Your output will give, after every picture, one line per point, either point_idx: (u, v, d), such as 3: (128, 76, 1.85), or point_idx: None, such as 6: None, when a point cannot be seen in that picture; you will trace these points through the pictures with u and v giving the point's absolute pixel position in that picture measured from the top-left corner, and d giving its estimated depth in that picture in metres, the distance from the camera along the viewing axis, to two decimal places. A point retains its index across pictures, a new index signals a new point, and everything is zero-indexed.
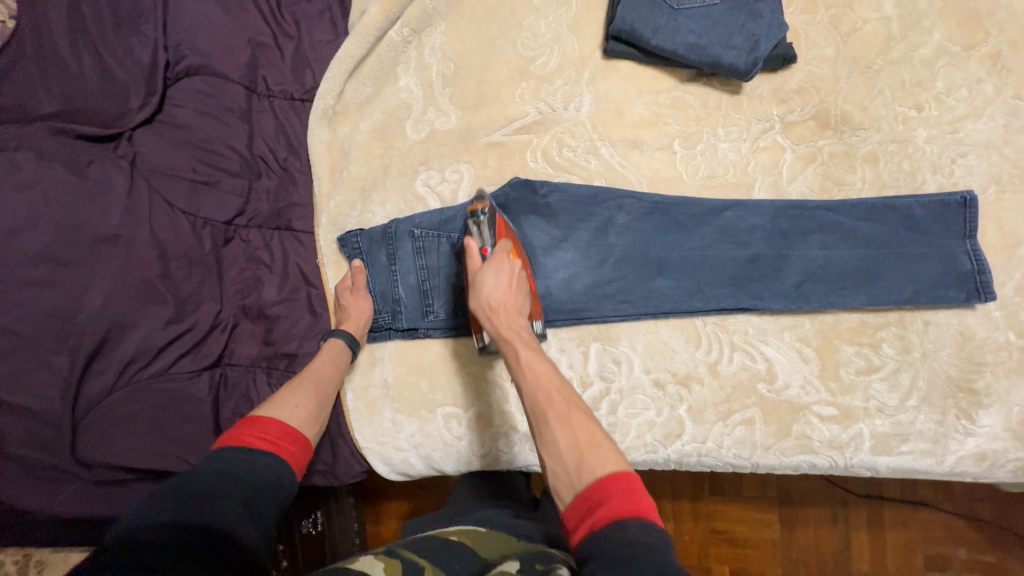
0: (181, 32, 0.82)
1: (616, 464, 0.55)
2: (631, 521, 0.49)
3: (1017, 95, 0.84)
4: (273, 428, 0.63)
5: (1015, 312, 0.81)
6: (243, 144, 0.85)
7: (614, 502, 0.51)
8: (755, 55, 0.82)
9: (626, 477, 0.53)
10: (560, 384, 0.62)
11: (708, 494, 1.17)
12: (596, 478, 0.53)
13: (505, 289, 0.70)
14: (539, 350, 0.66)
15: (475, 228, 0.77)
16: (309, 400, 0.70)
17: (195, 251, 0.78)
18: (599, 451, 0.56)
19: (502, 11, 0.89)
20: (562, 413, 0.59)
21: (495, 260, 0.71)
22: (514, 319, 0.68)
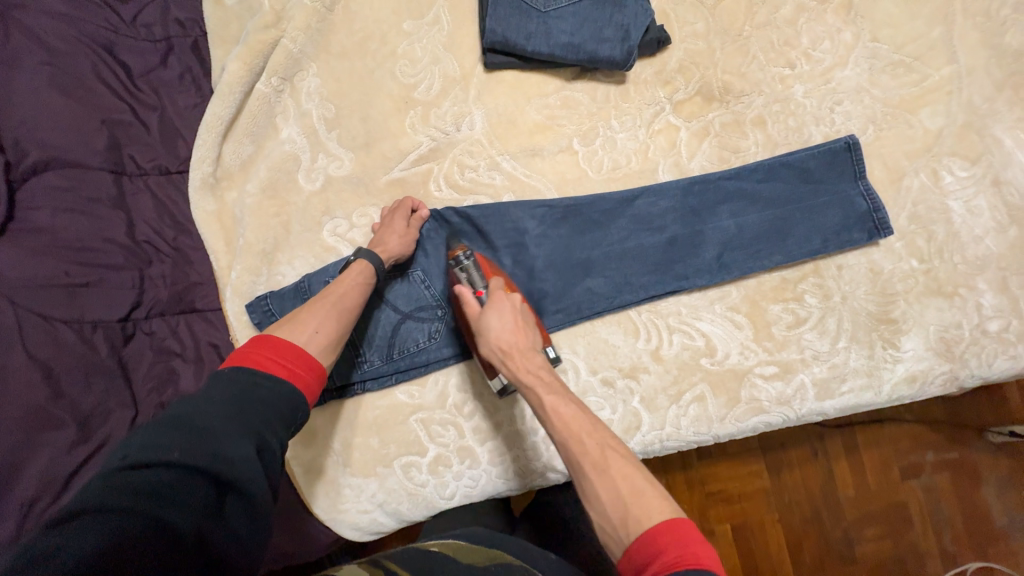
0: (17, 126, 0.73)
1: (663, 509, 0.53)
2: (687, 570, 0.48)
3: (874, 38, 0.90)
4: (291, 352, 0.63)
5: (913, 240, 0.86)
6: (122, 233, 0.78)
7: (670, 552, 0.50)
8: (628, 44, 0.83)
9: (675, 522, 0.52)
10: (590, 426, 0.61)
11: (697, 460, 1.19)
12: (643, 530, 0.52)
13: (514, 333, 0.68)
14: (564, 393, 0.65)
15: (463, 272, 0.76)
16: (331, 323, 0.69)
17: (89, 360, 0.71)
18: (644, 489, 0.55)
19: (373, 42, 0.86)
20: (603, 459, 0.58)
21: (495, 301, 0.70)
22: (533, 362, 0.67)
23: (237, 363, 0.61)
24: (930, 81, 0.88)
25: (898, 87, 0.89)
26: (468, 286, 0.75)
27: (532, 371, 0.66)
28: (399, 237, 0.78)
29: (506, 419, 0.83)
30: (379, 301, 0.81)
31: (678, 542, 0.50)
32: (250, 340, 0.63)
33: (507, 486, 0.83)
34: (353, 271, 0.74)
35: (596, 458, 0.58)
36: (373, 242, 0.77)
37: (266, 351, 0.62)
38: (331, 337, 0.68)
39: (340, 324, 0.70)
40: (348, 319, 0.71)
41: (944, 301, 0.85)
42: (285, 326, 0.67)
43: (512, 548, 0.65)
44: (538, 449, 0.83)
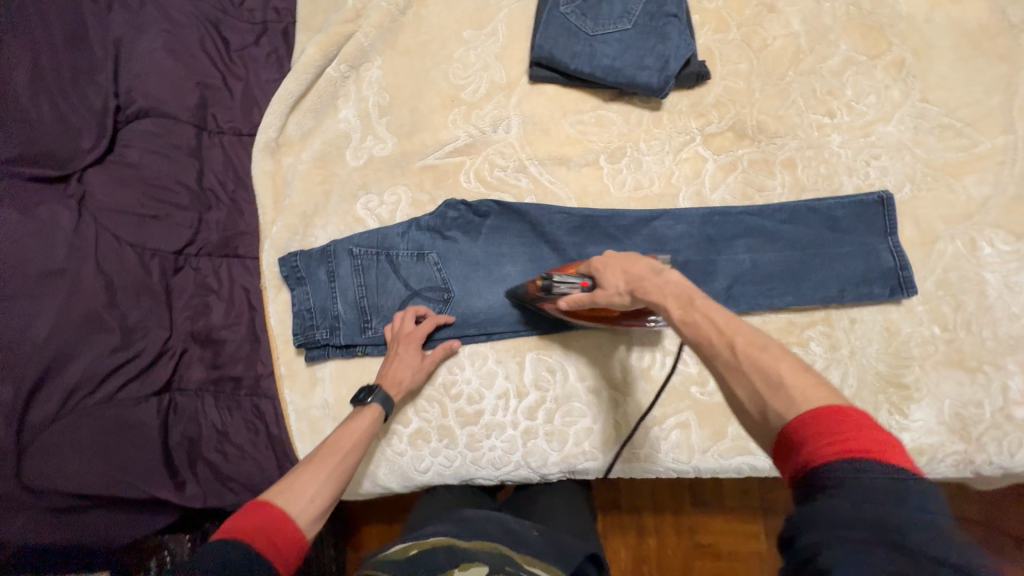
0: (132, 79, 0.87)
1: (816, 395, 0.46)
2: (869, 461, 0.41)
3: (924, 99, 0.88)
4: (278, 528, 0.58)
5: (938, 306, 0.83)
6: (192, 178, 0.90)
7: (843, 439, 0.43)
8: (666, 73, 0.86)
9: (839, 410, 0.45)
10: (726, 323, 0.53)
11: (689, 505, 1.14)
12: (795, 416, 0.45)
13: (629, 267, 0.65)
14: (692, 297, 0.57)
15: (559, 287, 0.71)
16: (329, 487, 0.66)
17: (142, 281, 0.82)
18: (793, 378, 0.48)
19: (433, 46, 0.96)
20: (738, 357, 0.51)
21: (607, 271, 0.67)
22: (666, 278, 0.60)
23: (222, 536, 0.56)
24: (981, 148, 0.86)
25: (943, 150, 0.87)
26: (573, 290, 0.71)
27: (670, 284, 0.59)
28: (416, 369, 0.83)
29: (490, 407, 0.86)
30: (394, 274, 0.87)
31: (847, 428, 0.43)
32: (244, 507, 0.59)
33: (481, 473, 0.86)
34: (364, 419, 0.76)
35: (728, 356, 0.51)
36: (387, 380, 0.81)
37: (256, 522, 0.58)
38: (323, 507, 0.65)
39: (336, 487, 0.68)
40: (343, 475, 0.69)
41: (965, 375, 0.81)
42: (281, 492, 0.63)
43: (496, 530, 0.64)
44: (514, 443, 0.85)
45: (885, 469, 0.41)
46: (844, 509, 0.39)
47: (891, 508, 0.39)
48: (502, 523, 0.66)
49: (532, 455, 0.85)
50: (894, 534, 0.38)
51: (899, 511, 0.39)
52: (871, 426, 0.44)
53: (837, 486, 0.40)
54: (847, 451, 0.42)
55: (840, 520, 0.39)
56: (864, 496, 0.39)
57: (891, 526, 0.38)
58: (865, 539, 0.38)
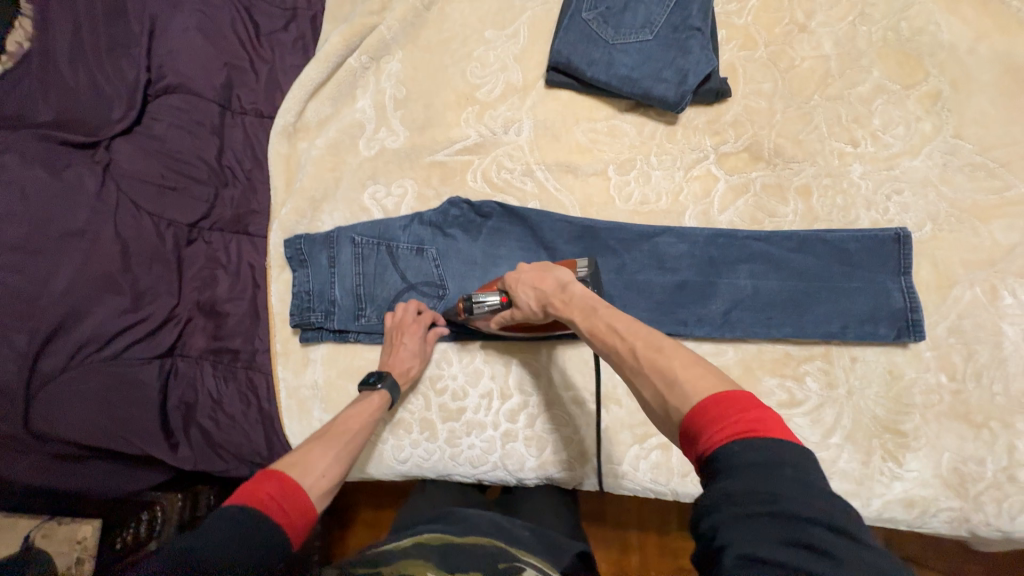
0: (164, 55, 0.91)
1: (705, 384, 0.49)
2: (755, 440, 0.42)
3: (957, 134, 0.84)
4: (295, 497, 0.59)
5: (947, 353, 0.78)
6: (212, 155, 0.93)
7: (721, 424, 0.44)
8: (684, 88, 0.85)
9: (726, 396, 0.46)
10: (628, 330, 0.58)
11: (676, 528, 1.13)
12: (688, 408, 0.48)
13: (537, 282, 0.70)
14: (595, 307, 0.63)
15: (480, 305, 0.76)
16: (337, 464, 0.68)
17: (156, 249, 0.86)
18: (686, 372, 0.50)
19: (454, 43, 0.96)
20: (638, 361, 0.55)
21: (518, 283, 0.72)
22: (571, 293, 0.66)
23: (238, 500, 0.55)
24: (1014, 192, 0.81)
25: (973, 191, 0.82)
26: (499, 307, 0.76)
27: (574, 299, 0.66)
28: (419, 360, 0.84)
29: (473, 407, 0.87)
30: (392, 265, 0.89)
31: (735, 410, 0.45)
32: (258, 475, 0.59)
33: (459, 469, 0.87)
34: (371, 404, 0.79)
35: (632, 361, 0.55)
36: (391, 367, 0.83)
37: (273, 489, 0.58)
38: (332, 484, 0.66)
39: (343, 467, 0.69)
40: (349, 457, 0.71)
41: (968, 430, 0.77)
42: (294, 466, 0.63)
43: (486, 527, 0.63)
44: (493, 445, 0.86)
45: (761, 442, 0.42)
46: (734, 488, 0.40)
47: (776, 480, 0.40)
48: (493, 521, 0.66)
49: (510, 458, 0.85)
50: (778, 505, 0.38)
51: (779, 478, 0.39)
52: (754, 405, 0.45)
53: (727, 469, 0.42)
54: (736, 433, 0.43)
55: (732, 501, 0.40)
56: (752, 473, 0.40)
57: (775, 497, 0.39)
58: (752, 514, 0.38)
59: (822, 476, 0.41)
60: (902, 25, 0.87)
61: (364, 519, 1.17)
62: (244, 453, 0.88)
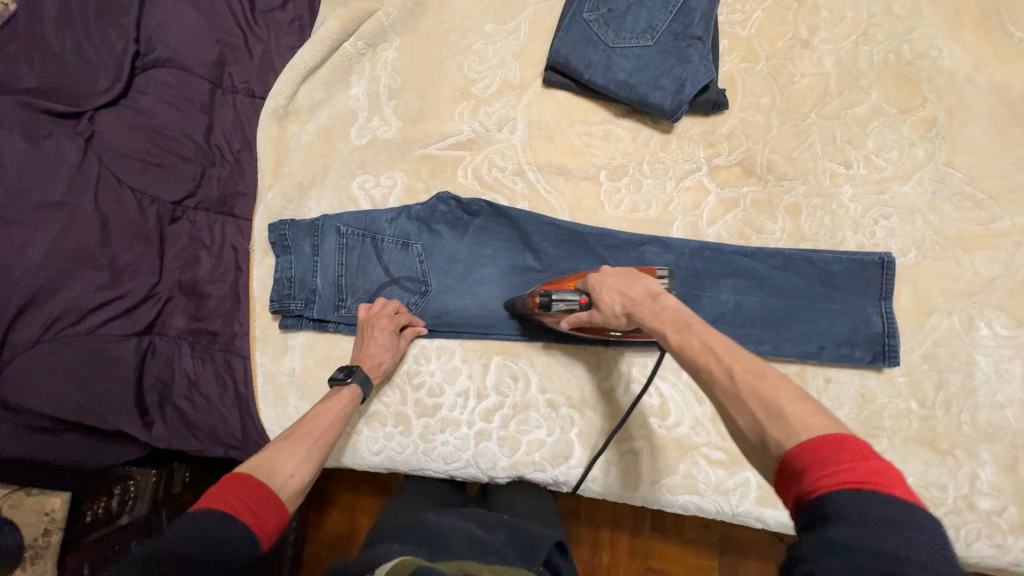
0: (154, 28, 0.89)
1: (818, 425, 0.45)
2: (876, 494, 0.40)
3: (949, 162, 0.84)
4: (263, 497, 0.58)
5: (919, 380, 0.79)
6: (200, 133, 0.91)
7: (841, 469, 0.42)
8: (680, 97, 0.84)
9: (844, 440, 0.43)
10: (723, 348, 0.54)
11: (648, 530, 1.14)
12: (797, 443, 0.45)
13: (626, 288, 0.66)
14: (689, 322, 0.58)
15: (558, 304, 0.72)
16: (309, 462, 0.67)
17: (138, 225, 0.85)
18: (794, 406, 0.47)
19: (453, 34, 0.95)
20: (737, 386, 0.51)
21: (599, 287, 0.68)
22: (663, 304, 0.61)
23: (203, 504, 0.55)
24: (999, 224, 0.81)
25: (958, 220, 0.82)
26: (576, 308, 0.72)
27: (667, 311, 0.60)
28: (392, 355, 0.84)
29: (448, 404, 0.87)
30: (376, 258, 0.88)
31: (852, 457, 0.42)
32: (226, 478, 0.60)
33: (431, 465, 0.87)
34: (341, 399, 0.77)
35: (727, 384, 0.51)
36: (362, 362, 0.82)
37: (237, 491, 0.57)
38: (303, 482, 0.65)
39: (314, 464, 0.68)
40: (323, 453, 0.70)
41: (933, 456, 0.78)
42: (261, 469, 0.62)
43: (461, 546, 0.62)
44: (467, 443, 0.86)
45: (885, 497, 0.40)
46: (852, 539, 0.37)
47: (899, 539, 0.37)
48: (467, 534, 0.65)
49: (482, 457, 0.86)
50: (910, 570, 0.36)
51: (907, 540, 0.37)
52: (873, 454, 0.43)
53: (846, 517, 0.39)
54: (852, 482, 0.41)
55: (846, 551, 0.37)
56: (873, 527, 0.38)
57: (895, 555, 0.36)
58: (877, 571, 0.36)
59: (948, 547, 0.38)
60: (904, 48, 0.87)
61: (341, 503, 1.18)
62: (218, 435, 0.88)
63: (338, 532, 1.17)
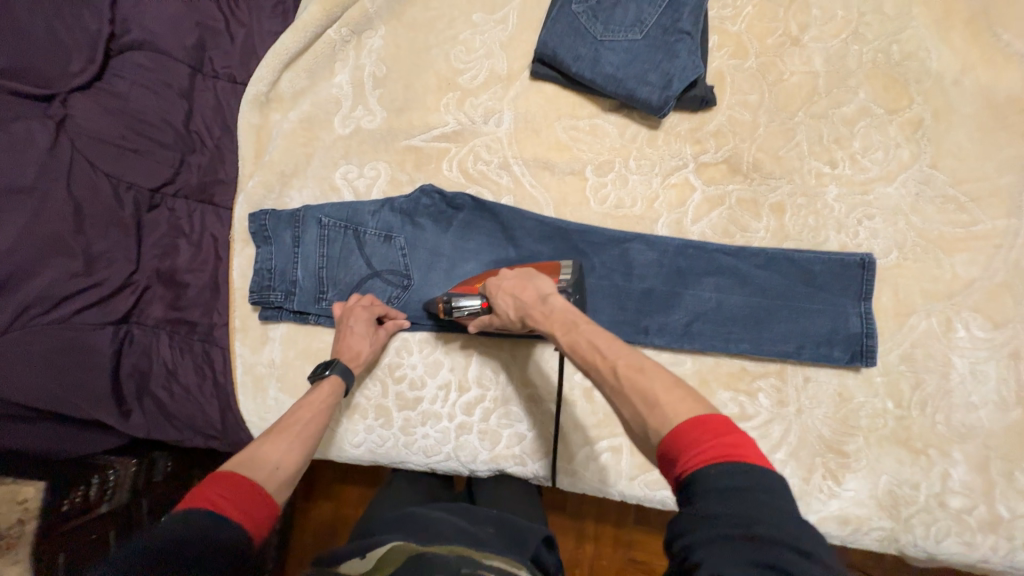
0: (130, 9, 0.87)
1: (688, 409, 0.48)
2: (730, 466, 0.43)
3: (933, 164, 0.84)
4: (249, 490, 0.56)
5: (896, 380, 0.80)
6: (179, 119, 0.89)
7: (704, 447, 0.44)
8: (667, 93, 0.83)
9: (706, 419, 0.46)
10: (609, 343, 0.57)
11: (632, 522, 1.15)
12: (668, 429, 0.47)
13: (519, 291, 0.68)
14: (575, 322, 0.61)
15: (461, 309, 0.75)
16: (294, 454, 0.65)
17: (114, 212, 0.82)
18: (668, 395, 0.50)
19: (440, 23, 0.93)
20: (620, 380, 0.53)
21: (495, 289, 0.71)
22: (552, 306, 0.64)
23: (185, 505, 0.52)
24: (980, 227, 0.82)
25: (940, 222, 0.83)
26: (477, 311, 0.75)
27: (554, 312, 0.63)
28: (371, 344, 0.83)
29: (429, 397, 0.87)
30: (358, 250, 0.87)
31: (712, 435, 0.45)
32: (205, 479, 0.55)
33: (412, 458, 0.87)
34: (323, 390, 0.75)
35: (613, 380, 0.54)
36: (343, 353, 0.80)
37: (224, 490, 0.54)
38: (292, 473, 0.63)
39: (302, 456, 0.66)
40: (309, 445, 0.68)
41: (907, 455, 0.79)
42: (244, 463, 0.60)
43: (450, 534, 0.63)
44: (447, 436, 0.86)
45: (745, 468, 0.43)
46: (718, 512, 0.40)
47: (753, 505, 0.40)
48: (457, 526, 0.65)
49: (463, 451, 0.86)
50: (762, 534, 0.38)
51: (759, 506, 0.40)
52: (735, 429, 0.46)
53: (702, 494, 0.42)
54: (714, 458, 0.44)
55: (712, 523, 0.40)
56: (724, 498, 0.41)
57: (753, 522, 0.39)
58: (729, 539, 0.38)
59: (792, 498, 0.42)
60: (893, 47, 0.86)
61: (326, 494, 1.18)
62: (196, 425, 0.87)
63: (323, 522, 1.17)
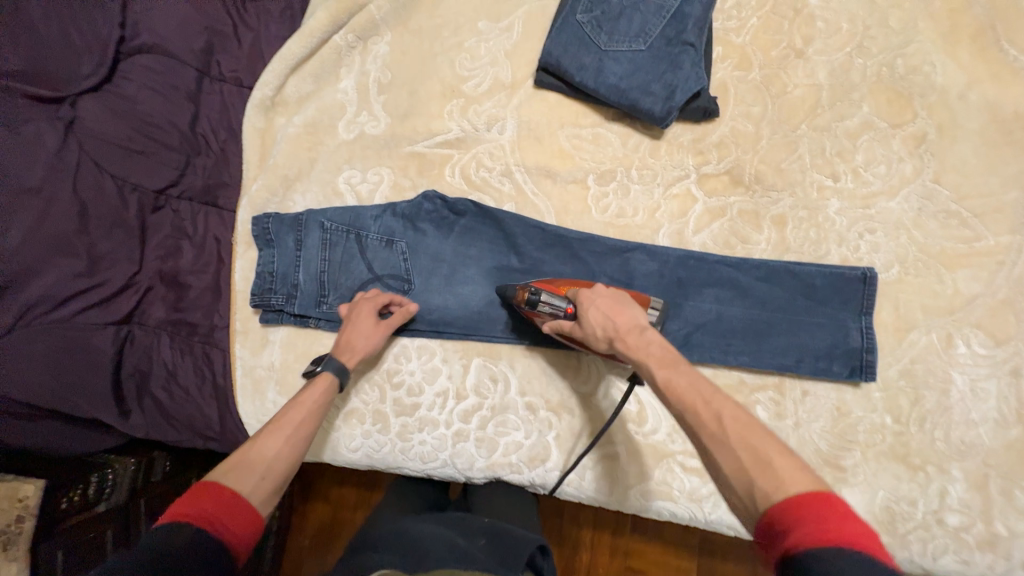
0: (140, 12, 0.87)
1: (803, 480, 0.46)
2: (851, 549, 0.41)
3: (936, 179, 0.84)
4: (231, 505, 0.55)
5: (895, 396, 0.80)
6: (185, 121, 0.90)
7: (823, 528, 0.43)
8: (670, 104, 0.83)
9: (827, 499, 0.45)
10: (709, 393, 0.55)
11: (629, 530, 1.14)
12: (785, 497, 0.46)
13: (613, 315, 0.67)
14: (676, 360, 0.59)
15: (544, 306, 0.74)
16: (281, 463, 0.63)
17: (118, 214, 0.83)
18: (781, 459, 0.48)
19: (446, 30, 0.93)
20: (727, 433, 0.51)
21: (587, 300, 0.70)
22: (648, 339, 0.63)
23: (170, 518, 0.52)
24: (983, 243, 0.81)
25: (942, 238, 0.82)
26: (559, 315, 0.73)
27: (651, 345, 0.62)
28: (366, 337, 0.80)
29: (427, 403, 0.87)
30: (360, 255, 0.87)
31: (835, 516, 0.43)
32: (187, 491, 0.55)
33: (408, 463, 0.87)
34: (317, 386, 0.73)
35: (717, 430, 0.52)
36: (342, 347, 0.78)
37: (210, 504, 0.54)
38: (277, 485, 0.61)
39: (289, 465, 0.64)
40: (297, 451, 0.66)
41: (905, 471, 0.78)
42: (229, 474, 0.58)
43: (439, 549, 0.63)
44: (445, 443, 0.86)
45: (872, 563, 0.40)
46: None
47: None
48: (448, 541, 0.65)
49: (460, 457, 0.86)
50: None
51: None
52: (857, 519, 0.44)
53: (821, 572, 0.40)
54: (836, 541, 0.42)
55: None
56: None
57: None
58: None
59: None
60: (898, 62, 0.86)
61: (324, 495, 1.18)
62: (193, 425, 0.87)
63: (321, 523, 1.17)
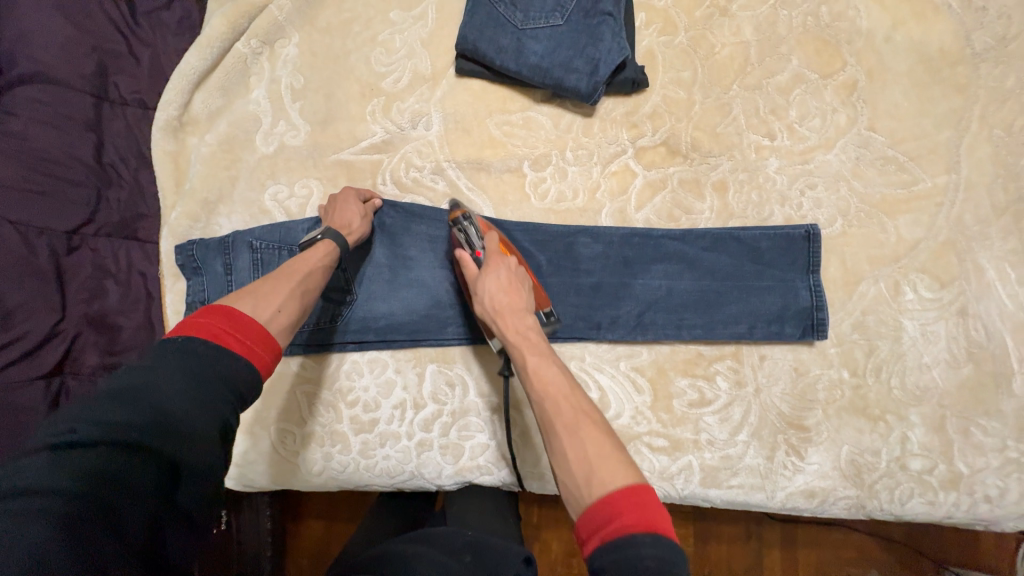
0: (14, 37, 0.74)
1: (626, 475, 0.52)
2: (641, 536, 0.47)
3: (870, 126, 0.82)
4: (249, 327, 0.56)
5: (850, 350, 0.80)
6: (89, 153, 0.79)
7: (625, 517, 0.49)
8: (595, 79, 0.80)
9: (640, 489, 0.51)
10: (570, 390, 0.59)
11: None
12: (605, 490, 0.51)
13: (507, 291, 0.68)
14: (546, 352, 0.63)
15: (461, 234, 0.75)
16: (292, 299, 0.63)
17: (25, 262, 0.71)
18: (613, 458, 0.53)
19: (356, 25, 0.89)
20: (574, 421, 0.56)
21: (491, 261, 0.70)
22: (523, 320, 0.66)
23: (186, 334, 0.53)
24: (921, 186, 0.81)
25: (882, 186, 0.82)
26: (466, 249, 0.74)
27: (523, 327, 0.65)
28: (359, 215, 0.78)
29: (386, 417, 0.85)
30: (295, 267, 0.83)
31: (638, 508, 0.49)
32: (207, 309, 0.56)
33: (377, 480, 0.85)
34: (318, 250, 0.71)
35: (567, 415, 0.57)
36: (337, 223, 0.76)
37: (222, 322, 0.55)
38: (294, 320, 0.62)
39: (301, 303, 0.64)
40: (310, 290, 0.66)
41: (865, 423, 0.79)
42: (246, 299, 0.59)
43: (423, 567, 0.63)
44: (410, 453, 0.84)
45: (656, 541, 0.47)
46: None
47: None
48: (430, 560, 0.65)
49: (426, 467, 0.84)
50: None
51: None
52: (654, 502, 0.50)
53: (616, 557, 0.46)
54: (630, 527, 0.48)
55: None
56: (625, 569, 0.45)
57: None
58: None
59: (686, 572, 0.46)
60: (822, 10, 0.84)
61: (315, 511, 1.10)
62: None
63: (314, 542, 1.10)
